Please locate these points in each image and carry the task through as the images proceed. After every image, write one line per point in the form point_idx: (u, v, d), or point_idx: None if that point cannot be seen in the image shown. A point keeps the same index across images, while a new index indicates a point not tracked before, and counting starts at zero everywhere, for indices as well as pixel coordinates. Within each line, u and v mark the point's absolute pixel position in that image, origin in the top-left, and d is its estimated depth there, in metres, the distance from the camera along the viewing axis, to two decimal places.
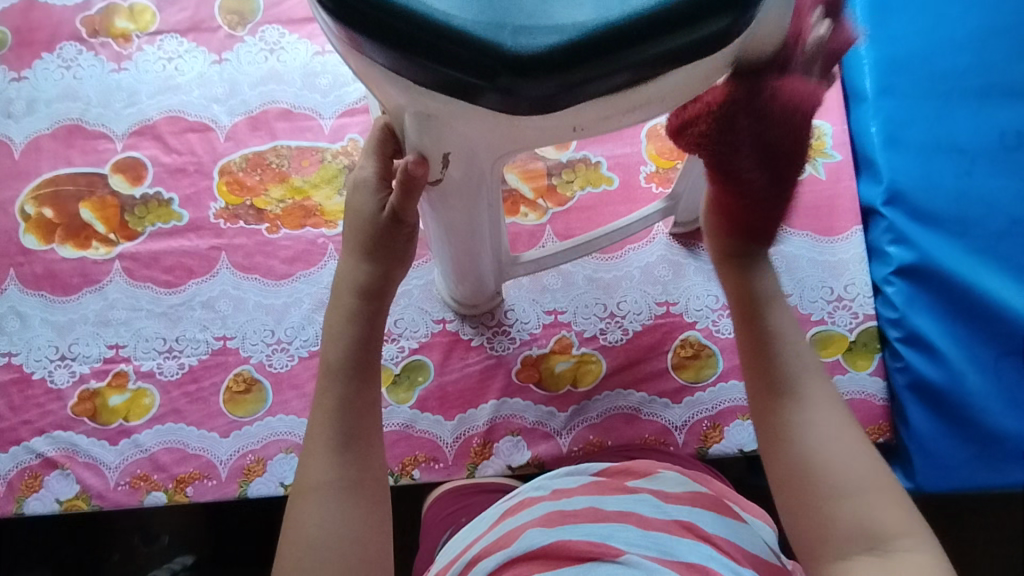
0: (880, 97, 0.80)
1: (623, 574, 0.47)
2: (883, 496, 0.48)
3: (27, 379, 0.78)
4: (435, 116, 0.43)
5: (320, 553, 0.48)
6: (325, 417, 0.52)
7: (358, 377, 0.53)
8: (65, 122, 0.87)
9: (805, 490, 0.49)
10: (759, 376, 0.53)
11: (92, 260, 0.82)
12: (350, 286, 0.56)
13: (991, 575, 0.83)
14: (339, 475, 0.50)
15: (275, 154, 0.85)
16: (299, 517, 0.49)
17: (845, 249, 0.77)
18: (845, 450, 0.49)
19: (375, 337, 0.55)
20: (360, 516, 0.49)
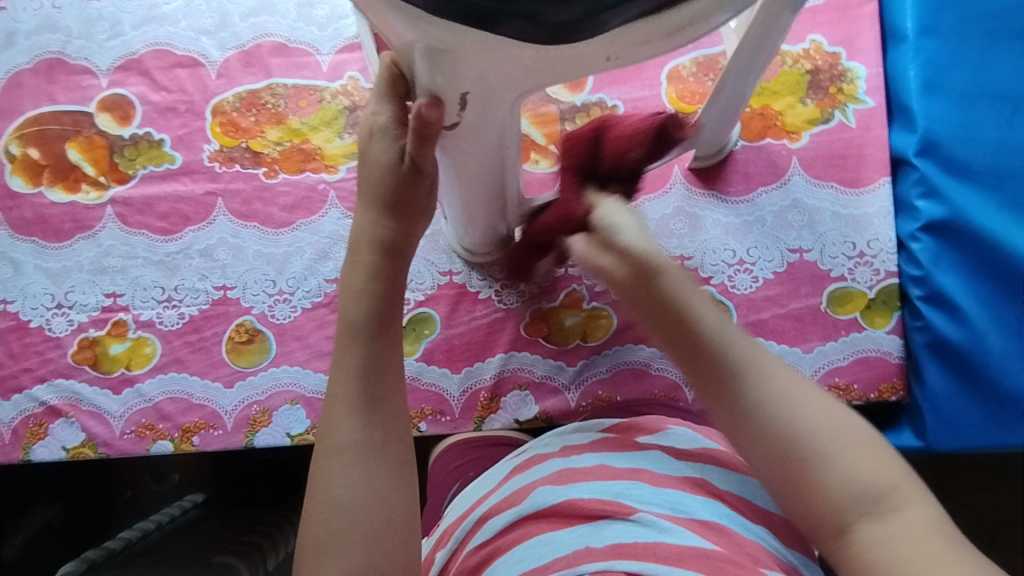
0: (922, 37, 0.74)
1: (634, 531, 0.47)
2: (863, 447, 0.43)
3: (25, 327, 0.76)
4: (453, 55, 0.39)
5: (344, 513, 0.46)
6: (347, 378, 0.49)
7: (380, 334, 0.51)
8: (45, 55, 0.81)
9: (787, 465, 0.43)
10: (694, 364, 0.48)
11: (83, 205, 0.78)
12: (368, 242, 0.53)
13: (985, 526, 0.85)
14: (364, 435, 0.48)
15: (270, 92, 0.79)
16: (322, 479, 0.47)
17: (871, 203, 0.73)
18: (805, 412, 0.44)
19: (395, 297, 0.53)
20: (387, 475, 0.48)
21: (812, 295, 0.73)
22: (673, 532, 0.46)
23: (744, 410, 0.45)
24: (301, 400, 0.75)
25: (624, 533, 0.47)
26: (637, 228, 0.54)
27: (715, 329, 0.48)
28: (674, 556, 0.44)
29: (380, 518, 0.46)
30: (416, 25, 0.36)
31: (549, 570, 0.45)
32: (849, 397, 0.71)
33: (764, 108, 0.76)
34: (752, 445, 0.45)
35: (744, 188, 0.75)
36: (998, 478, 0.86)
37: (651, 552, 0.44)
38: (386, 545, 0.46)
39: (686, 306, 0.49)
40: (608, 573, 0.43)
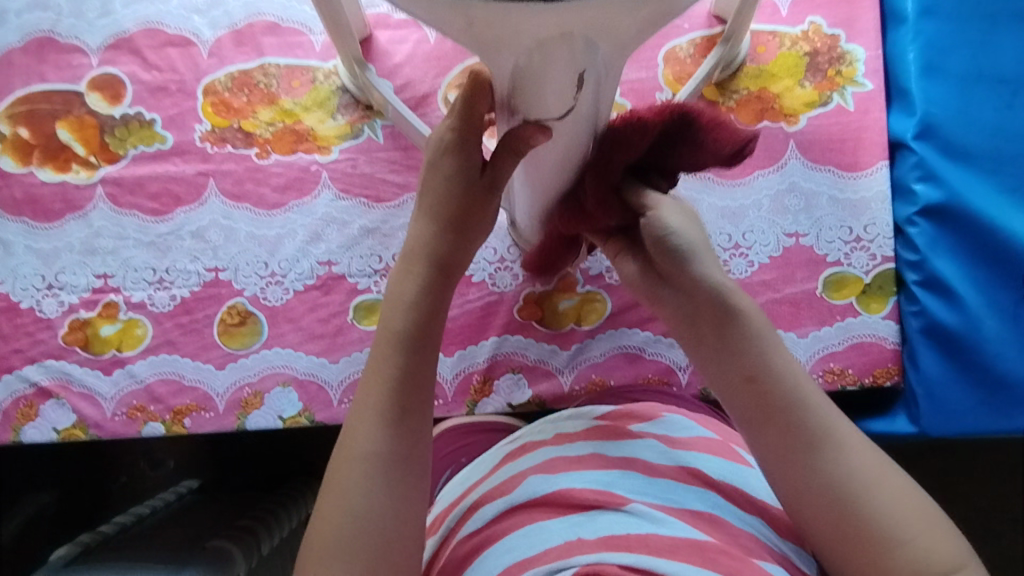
0: (922, 19, 0.73)
1: (627, 523, 0.46)
2: (932, 532, 0.44)
3: (15, 308, 0.76)
4: (566, 36, 0.39)
5: (359, 521, 0.45)
6: (380, 386, 0.48)
7: (418, 349, 0.50)
8: (35, 34, 0.80)
9: (858, 543, 0.45)
10: (777, 440, 0.48)
11: (74, 185, 0.77)
12: (424, 252, 0.53)
13: (976, 513, 0.85)
14: (388, 447, 0.47)
15: (263, 72, 0.79)
16: (340, 484, 0.46)
17: (868, 186, 0.73)
18: (883, 493, 0.45)
19: (437, 312, 0.52)
20: (401, 491, 0.46)
21: (808, 280, 0.72)
22: (666, 523, 0.46)
23: (821, 485, 0.46)
24: (293, 382, 0.74)
25: (616, 524, 0.46)
26: (696, 235, 0.53)
27: (800, 403, 0.48)
28: (666, 548, 0.44)
29: (386, 532, 0.45)
30: (517, 18, 0.37)
31: (541, 561, 0.45)
32: (843, 382, 0.70)
33: (762, 90, 0.75)
34: (809, 497, 0.47)
35: (740, 171, 0.74)
36: (991, 465, 0.86)
37: (644, 544, 0.44)
38: (395, 559, 0.45)
39: (756, 356, 0.50)
40: (601, 566, 0.42)
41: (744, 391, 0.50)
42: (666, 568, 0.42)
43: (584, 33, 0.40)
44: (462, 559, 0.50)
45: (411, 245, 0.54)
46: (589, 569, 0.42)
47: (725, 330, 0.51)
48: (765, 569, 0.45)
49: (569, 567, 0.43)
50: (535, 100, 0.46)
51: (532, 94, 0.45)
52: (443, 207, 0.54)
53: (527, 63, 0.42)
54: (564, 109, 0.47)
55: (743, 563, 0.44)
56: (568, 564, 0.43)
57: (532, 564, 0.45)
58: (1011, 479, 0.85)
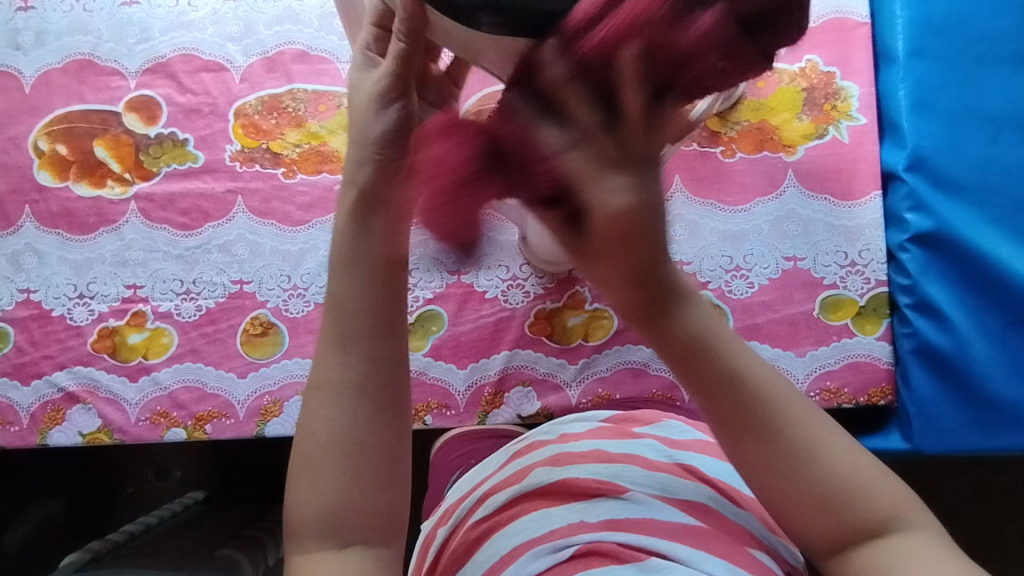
0: (913, 59, 0.77)
1: (626, 509, 0.48)
2: (866, 468, 0.42)
3: (47, 315, 0.79)
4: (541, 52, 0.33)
5: (332, 450, 0.41)
6: (343, 310, 0.41)
7: (382, 267, 0.41)
8: (76, 57, 0.85)
9: (808, 499, 0.41)
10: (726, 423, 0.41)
11: (108, 200, 0.81)
12: (364, 136, 0.41)
13: (970, 531, 0.88)
14: (356, 372, 0.41)
15: (292, 97, 0.83)
16: (311, 411, 0.41)
17: (863, 215, 0.77)
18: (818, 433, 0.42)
19: (371, 221, 0.41)
20: (368, 420, 0.41)
21: (805, 301, 0.76)
22: (661, 510, 0.48)
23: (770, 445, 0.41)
24: None
25: (615, 509, 0.49)
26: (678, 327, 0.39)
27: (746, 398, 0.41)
28: (662, 531, 0.46)
29: (366, 457, 0.41)
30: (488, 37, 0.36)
31: (545, 540, 0.47)
32: (839, 400, 0.74)
33: (762, 122, 0.80)
34: (781, 488, 0.41)
35: (741, 198, 0.78)
36: (984, 484, 0.88)
37: (640, 526, 0.47)
38: (369, 483, 0.41)
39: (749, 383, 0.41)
40: (600, 544, 0.45)
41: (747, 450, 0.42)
42: (661, 548, 0.44)
43: None
44: (471, 543, 0.52)
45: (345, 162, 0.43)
46: (589, 546, 0.45)
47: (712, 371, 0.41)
48: (756, 557, 0.46)
49: (572, 545, 0.45)
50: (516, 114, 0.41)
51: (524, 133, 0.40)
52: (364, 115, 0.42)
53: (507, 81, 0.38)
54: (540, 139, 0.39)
55: (733, 546, 0.46)
56: (571, 542, 0.46)
57: (539, 541, 0.47)
58: (1002, 499, 0.88)
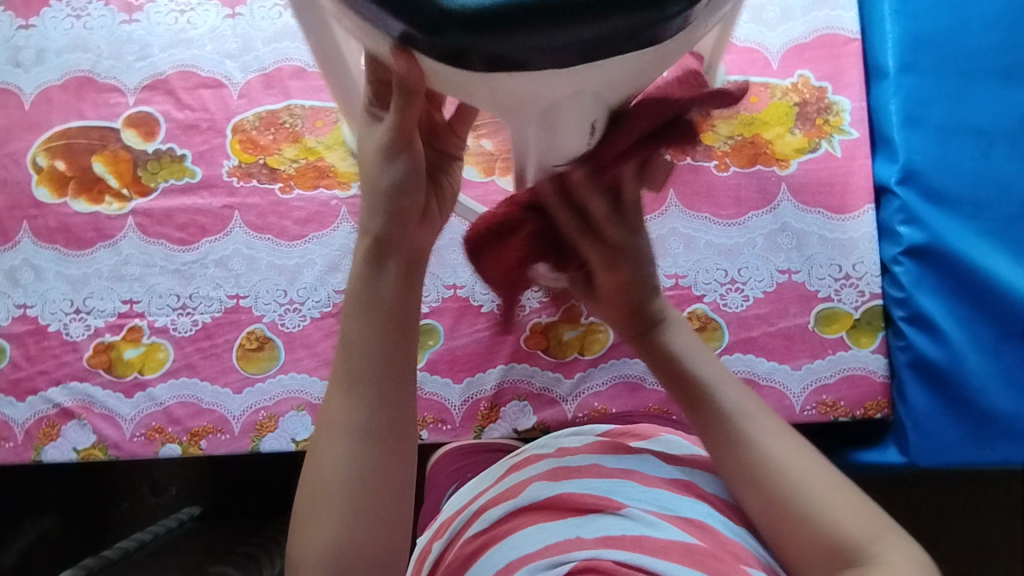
0: (903, 74, 0.78)
1: (623, 525, 0.48)
2: (838, 496, 0.48)
3: (43, 331, 0.79)
4: (603, 83, 0.43)
5: (338, 491, 0.43)
6: (350, 353, 0.45)
7: (389, 315, 0.46)
8: (75, 74, 0.86)
9: (782, 516, 0.48)
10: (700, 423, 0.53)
11: (105, 215, 0.82)
12: (376, 190, 0.47)
13: (970, 546, 0.87)
14: (363, 417, 0.44)
15: (289, 113, 0.84)
16: (320, 453, 0.45)
17: (856, 228, 0.77)
18: (791, 455, 0.50)
19: (387, 271, 0.47)
20: (375, 462, 0.44)
21: (800, 314, 0.76)
22: (659, 526, 0.48)
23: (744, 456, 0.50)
24: (307, 407, 0.77)
25: (611, 526, 0.48)
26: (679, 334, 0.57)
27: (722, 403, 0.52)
28: (659, 549, 0.46)
29: (370, 496, 0.44)
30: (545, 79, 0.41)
31: (541, 556, 0.47)
32: (836, 414, 0.74)
33: (755, 136, 0.80)
34: (762, 502, 0.49)
35: (735, 212, 0.79)
36: (984, 497, 0.88)
37: (638, 544, 0.46)
38: (372, 522, 0.44)
39: (720, 403, 0.52)
40: (596, 561, 0.44)
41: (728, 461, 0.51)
42: (658, 567, 0.44)
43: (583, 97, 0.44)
44: (466, 557, 0.52)
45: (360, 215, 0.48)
46: (585, 563, 0.44)
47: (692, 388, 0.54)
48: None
49: (569, 562, 0.45)
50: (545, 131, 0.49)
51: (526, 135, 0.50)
52: (377, 172, 0.47)
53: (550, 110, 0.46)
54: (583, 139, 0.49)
55: (730, 565, 0.46)
56: (568, 558, 0.45)
57: (535, 557, 0.47)
58: (999, 513, 0.88)
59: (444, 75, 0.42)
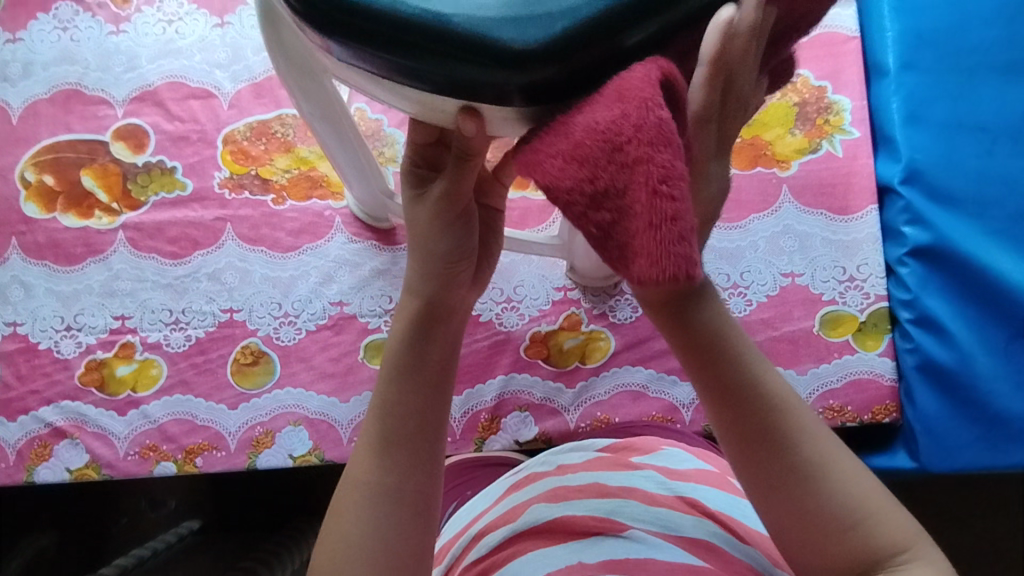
0: (904, 72, 0.77)
1: (626, 548, 0.48)
2: (881, 512, 0.41)
3: (33, 349, 0.78)
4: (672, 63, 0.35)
5: (354, 549, 0.45)
6: (374, 412, 0.49)
7: (416, 379, 0.48)
8: (63, 87, 0.84)
9: (824, 533, 0.41)
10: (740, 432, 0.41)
11: (95, 230, 0.80)
12: (423, 251, 0.49)
13: (981, 549, 0.86)
14: (381, 477, 0.47)
15: (280, 122, 0.82)
16: (340, 509, 0.47)
17: (859, 229, 0.76)
18: (846, 467, 0.41)
19: (431, 335, 0.49)
20: (401, 525, 0.46)
21: (805, 318, 0.75)
22: (662, 548, 0.47)
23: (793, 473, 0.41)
24: (304, 422, 0.76)
25: (615, 549, 0.47)
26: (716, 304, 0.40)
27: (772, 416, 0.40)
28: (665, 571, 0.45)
29: (385, 554, 0.46)
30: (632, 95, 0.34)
31: None
32: (843, 419, 0.72)
33: (755, 138, 0.79)
34: (793, 516, 0.41)
35: (736, 215, 0.77)
36: (994, 498, 0.87)
37: (642, 568, 0.46)
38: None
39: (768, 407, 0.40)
40: None
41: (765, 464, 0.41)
42: None
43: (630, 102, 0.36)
44: None
45: (407, 276, 0.50)
46: None
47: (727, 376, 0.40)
48: None
49: None
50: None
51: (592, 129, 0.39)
52: (430, 233, 0.48)
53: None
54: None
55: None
56: None
57: None
58: (1008, 516, 0.86)
59: (512, 121, 0.36)
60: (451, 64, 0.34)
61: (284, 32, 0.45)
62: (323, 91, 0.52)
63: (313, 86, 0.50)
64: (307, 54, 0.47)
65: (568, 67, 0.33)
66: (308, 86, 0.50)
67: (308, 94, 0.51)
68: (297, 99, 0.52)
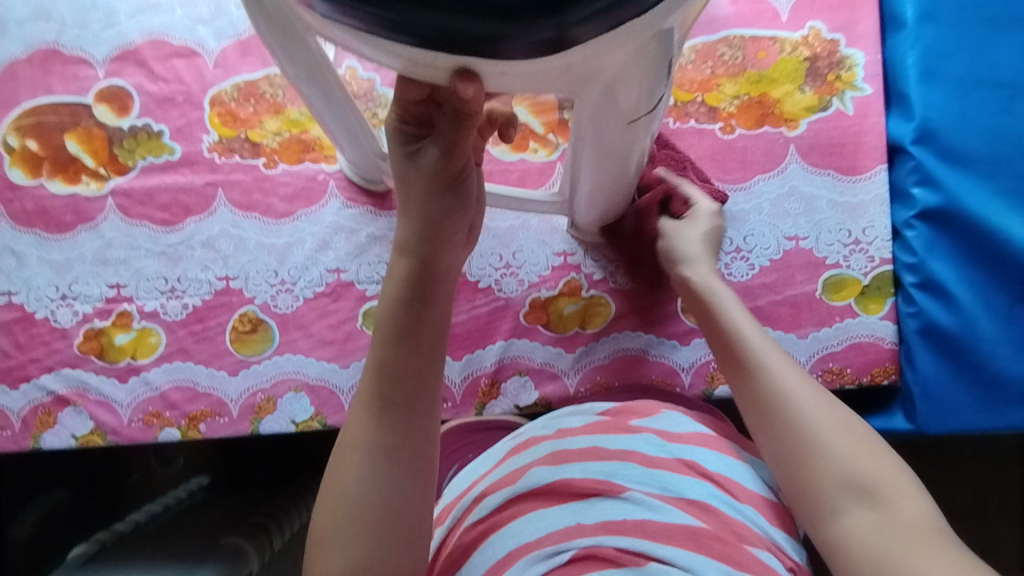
0: (922, 24, 0.74)
1: (625, 510, 0.51)
2: (854, 441, 0.51)
3: (30, 318, 0.77)
4: (666, 35, 0.38)
5: (354, 510, 0.45)
6: (368, 375, 0.48)
7: (410, 340, 0.48)
8: (39, 46, 0.81)
9: (803, 453, 0.51)
10: (731, 358, 0.59)
11: (84, 197, 0.79)
12: (422, 210, 0.49)
13: (971, 504, 0.88)
14: (377, 438, 0.47)
15: (269, 82, 0.79)
16: (337, 470, 0.47)
17: (867, 190, 0.74)
18: (814, 398, 0.53)
19: (428, 296, 0.49)
20: (400, 484, 0.46)
21: (807, 282, 0.74)
22: (661, 510, 0.51)
23: (774, 400, 0.54)
24: (305, 388, 0.76)
25: (613, 510, 0.51)
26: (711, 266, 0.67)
27: (753, 347, 0.58)
28: (660, 532, 0.49)
29: (386, 516, 0.45)
30: (606, 50, 0.36)
31: (541, 544, 0.49)
32: (842, 381, 0.72)
33: (762, 96, 0.76)
34: (779, 438, 0.53)
35: (741, 176, 0.75)
36: (986, 456, 0.88)
37: (639, 528, 0.49)
38: (390, 540, 0.45)
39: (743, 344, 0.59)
40: (597, 548, 0.48)
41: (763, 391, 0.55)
42: (658, 552, 0.47)
43: (624, 71, 0.40)
44: (469, 545, 0.53)
45: (400, 236, 0.50)
46: (585, 551, 0.48)
47: (719, 325, 0.61)
48: (755, 556, 0.48)
49: (567, 551, 0.48)
50: (606, 106, 0.44)
51: (600, 162, 0.55)
52: (426, 194, 0.48)
53: (611, 80, 0.41)
54: (648, 107, 0.45)
55: (734, 547, 0.48)
56: (567, 547, 0.48)
57: (535, 546, 0.50)
58: (996, 470, 0.88)
59: (507, 73, 0.37)
60: (439, 14, 0.32)
61: None
62: (306, 50, 0.49)
63: (292, 44, 0.48)
64: (283, 10, 0.44)
65: (561, 21, 0.33)
66: (288, 43, 0.48)
67: (290, 53, 0.49)
68: (279, 58, 0.50)
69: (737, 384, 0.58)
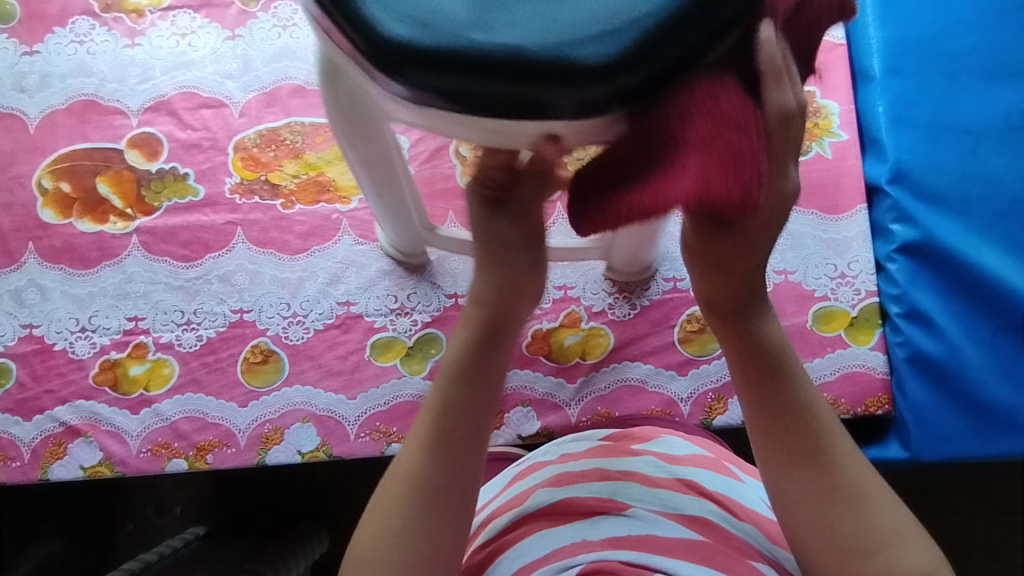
0: (889, 77, 0.80)
1: (628, 525, 0.51)
2: (897, 545, 0.44)
3: (49, 350, 0.80)
4: None
5: (396, 538, 0.47)
6: (427, 414, 0.51)
7: (477, 386, 0.51)
8: (79, 97, 0.88)
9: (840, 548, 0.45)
10: (776, 420, 0.47)
11: (110, 235, 0.83)
12: (494, 262, 0.53)
13: (974, 543, 0.88)
14: (431, 474, 0.48)
15: (290, 130, 0.86)
16: (386, 499, 0.49)
17: (849, 227, 0.79)
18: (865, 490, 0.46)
19: (498, 348, 0.53)
20: (444, 518, 0.48)
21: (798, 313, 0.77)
22: (662, 525, 0.51)
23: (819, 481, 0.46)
24: (312, 419, 0.78)
25: (619, 526, 0.51)
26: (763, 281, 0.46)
27: (806, 415, 0.47)
28: (665, 547, 0.49)
29: (423, 545, 0.47)
30: None
31: (550, 560, 0.49)
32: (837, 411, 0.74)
33: None
34: (817, 522, 0.45)
35: None
36: (988, 493, 0.89)
37: (642, 542, 0.49)
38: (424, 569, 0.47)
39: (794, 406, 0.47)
40: (603, 563, 0.47)
41: (797, 434, 0.46)
42: (661, 564, 0.47)
43: None
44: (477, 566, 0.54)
45: (476, 289, 0.54)
46: (592, 566, 0.47)
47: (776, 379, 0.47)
48: (758, 568, 0.49)
49: (576, 565, 0.47)
50: None
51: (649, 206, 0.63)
52: (503, 251, 0.53)
53: None
54: None
55: (735, 558, 0.49)
56: (574, 562, 0.48)
57: (543, 562, 0.49)
58: (998, 508, 0.88)
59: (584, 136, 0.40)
60: (509, 85, 0.37)
61: (344, 86, 0.49)
62: (377, 141, 0.55)
63: (366, 134, 0.54)
64: (364, 103, 0.50)
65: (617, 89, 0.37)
66: (358, 136, 0.54)
67: (361, 145, 0.55)
68: (348, 147, 0.55)
69: (773, 451, 0.47)
